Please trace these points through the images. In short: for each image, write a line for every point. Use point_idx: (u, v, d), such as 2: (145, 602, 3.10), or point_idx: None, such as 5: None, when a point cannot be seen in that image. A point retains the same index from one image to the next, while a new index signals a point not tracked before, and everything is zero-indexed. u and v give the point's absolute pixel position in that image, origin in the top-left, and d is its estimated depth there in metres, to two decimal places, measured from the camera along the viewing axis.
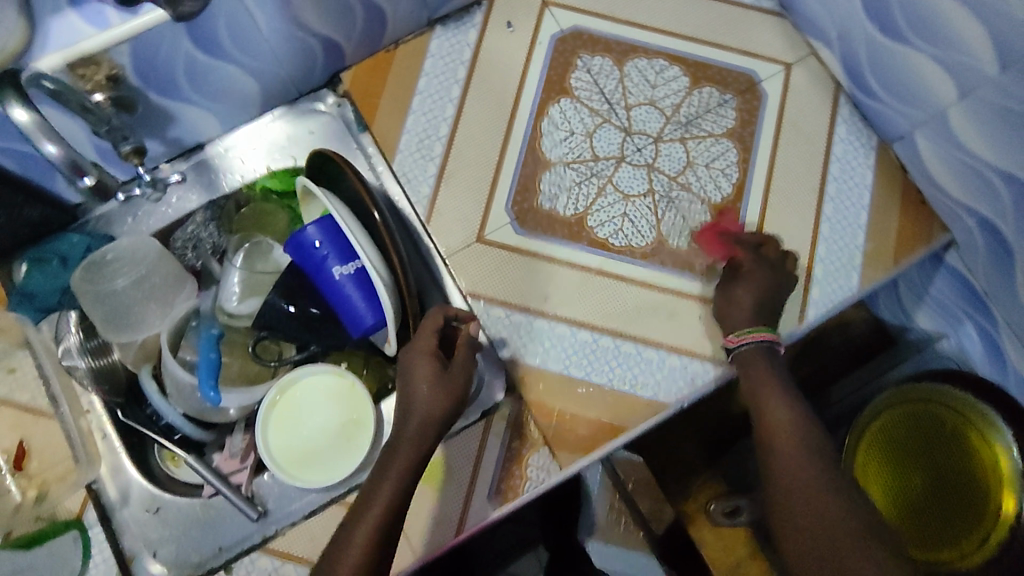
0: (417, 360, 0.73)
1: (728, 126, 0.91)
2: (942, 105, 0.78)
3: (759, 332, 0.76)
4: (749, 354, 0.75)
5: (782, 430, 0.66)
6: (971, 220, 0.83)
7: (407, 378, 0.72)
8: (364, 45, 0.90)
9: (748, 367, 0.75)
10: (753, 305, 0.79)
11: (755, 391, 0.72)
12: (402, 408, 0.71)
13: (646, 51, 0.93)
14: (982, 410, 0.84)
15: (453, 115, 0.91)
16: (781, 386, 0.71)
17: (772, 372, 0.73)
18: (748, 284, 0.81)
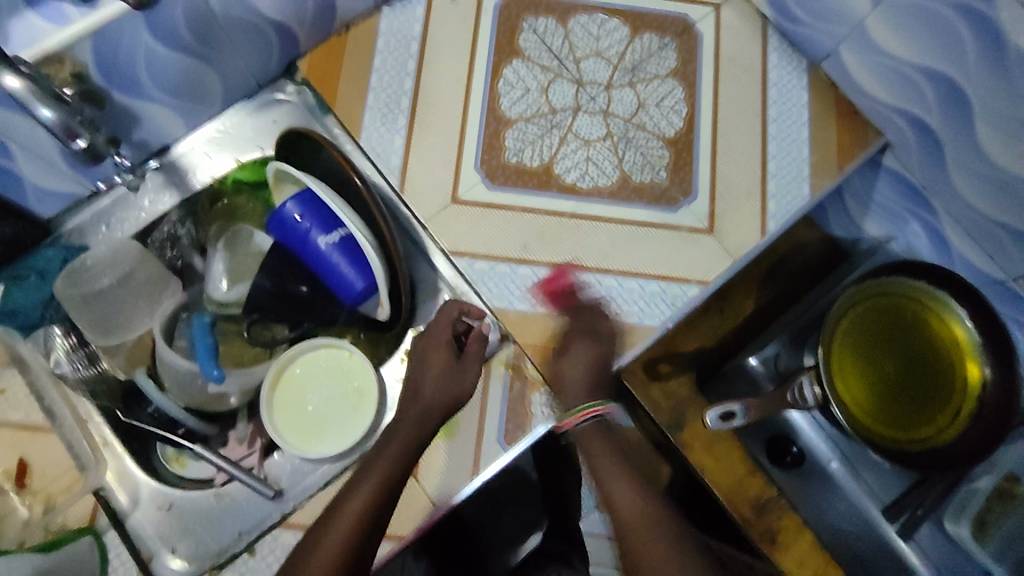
0: (433, 349, 0.81)
1: (672, 67, 0.97)
2: (860, 16, 0.86)
3: (589, 407, 0.82)
4: (584, 430, 0.83)
5: (629, 515, 0.75)
6: (901, 120, 0.91)
7: (419, 366, 0.81)
8: (316, 30, 0.93)
9: (585, 445, 0.83)
10: (585, 381, 0.83)
11: (598, 472, 0.80)
12: (409, 391, 0.80)
13: (586, 8, 0.98)
14: (938, 293, 0.90)
15: (412, 87, 0.94)
16: (622, 468, 0.79)
17: (611, 447, 0.82)
18: (576, 357, 0.83)
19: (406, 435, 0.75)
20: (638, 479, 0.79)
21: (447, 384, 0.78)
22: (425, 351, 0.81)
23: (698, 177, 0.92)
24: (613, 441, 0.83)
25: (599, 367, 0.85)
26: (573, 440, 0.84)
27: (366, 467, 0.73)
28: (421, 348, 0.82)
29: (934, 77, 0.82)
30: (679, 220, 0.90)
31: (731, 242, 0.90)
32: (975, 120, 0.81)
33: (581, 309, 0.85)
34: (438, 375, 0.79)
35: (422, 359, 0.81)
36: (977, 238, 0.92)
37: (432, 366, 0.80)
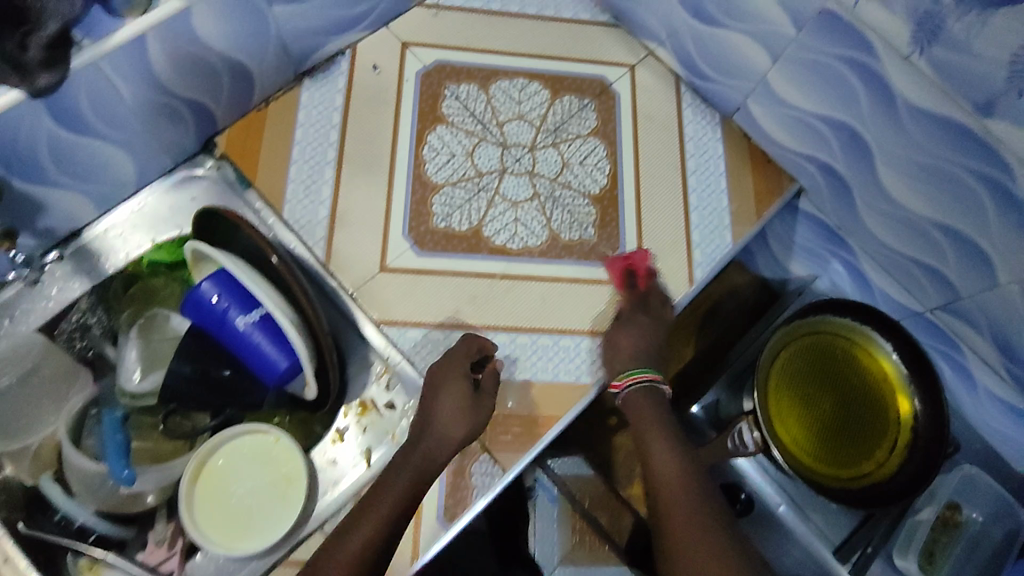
0: (446, 379, 0.75)
1: (592, 127, 1.00)
2: (761, 73, 0.90)
3: (639, 374, 0.74)
4: (634, 394, 0.73)
5: (666, 478, 0.66)
6: (811, 166, 0.95)
7: (432, 395, 0.74)
8: (234, 106, 0.92)
9: (634, 411, 0.73)
10: (636, 350, 0.77)
11: (639, 434, 0.71)
12: (419, 423, 0.73)
13: (506, 73, 1.01)
14: (863, 328, 0.94)
15: (336, 158, 0.94)
16: (665, 430, 0.70)
17: (659, 413, 0.72)
18: (633, 327, 0.79)
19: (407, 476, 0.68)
20: (682, 446, 0.69)
21: (463, 418, 0.72)
22: (442, 378, 0.75)
23: (624, 232, 0.94)
24: (664, 406, 0.73)
25: (653, 340, 0.78)
26: (623, 403, 0.75)
27: (365, 509, 0.66)
28: (433, 374, 0.76)
29: (838, 127, 0.87)
30: (610, 276, 0.92)
31: None
32: (877, 164, 0.85)
33: (642, 290, 0.84)
34: (455, 407, 0.73)
35: (435, 388, 0.75)
36: (892, 273, 0.96)
37: (446, 395, 0.73)
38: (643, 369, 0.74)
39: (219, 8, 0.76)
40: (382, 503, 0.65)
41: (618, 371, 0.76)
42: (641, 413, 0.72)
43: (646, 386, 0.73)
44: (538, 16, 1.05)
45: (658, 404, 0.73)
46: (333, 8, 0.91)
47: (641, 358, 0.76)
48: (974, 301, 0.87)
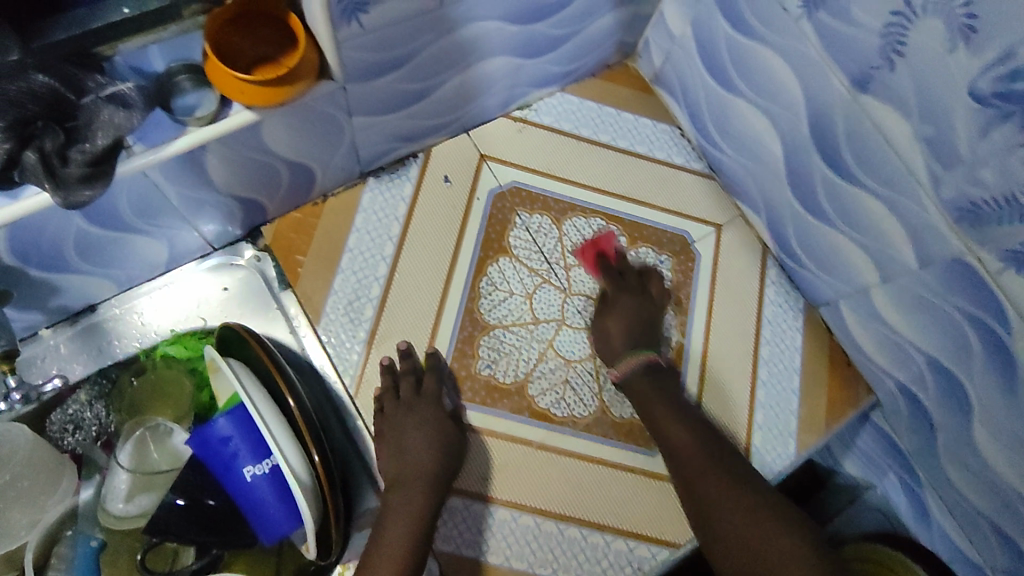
0: (408, 418, 0.77)
1: (665, 288, 0.91)
2: (864, 283, 0.82)
3: (640, 354, 0.82)
4: (632, 377, 0.81)
5: (684, 442, 0.75)
6: (892, 384, 0.87)
7: (416, 434, 0.76)
8: (289, 201, 0.84)
9: (634, 390, 0.81)
10: (625, 334, 0.83)
11: (651, 417, 0.78)
12: (394, 455, 0.75)
13: (583, 210, 0.93)
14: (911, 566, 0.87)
15: (386, 274, 0.85)
16: (669, 408, 0.78)
17: (659, 391, 0.80)
18: (621, 310, 0.85)
19: (416, 498, 0.71)
20: (700, 431, 0.76)
21: (432, 446, 0.75)
22: (417, 415, 0.77)
23: None
24: (660, 377, 0.82)
25: (645, 320, 0.85)
26: (625, 390, 0.82)
27: (378, 537, 0.69)
28: (409, 413, 0.77)
29: (935, 365, 0.79)
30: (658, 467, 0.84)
31: None
32: (974, 418, 0.77)
33: (619, 274, 0.88)
34: (420, 437, 0.76)
35: (412, 425, 0.76)
36: (956, 517, 0.87)
37: (428, 431, 0.76)
38: (636, 352, 0.82)
39: (294, 124, 0.68)
40: (395, 525, 0.69)
41: (611, 359, 0.84)
42: (648, 409, 0.79)
43: (644, 366, 0.82)
44: (628, 150, 0.98)
45: (654, 385, 0.80)
46: (417, 119, 0.83)
47: (630, 336, 0.83)
48: None
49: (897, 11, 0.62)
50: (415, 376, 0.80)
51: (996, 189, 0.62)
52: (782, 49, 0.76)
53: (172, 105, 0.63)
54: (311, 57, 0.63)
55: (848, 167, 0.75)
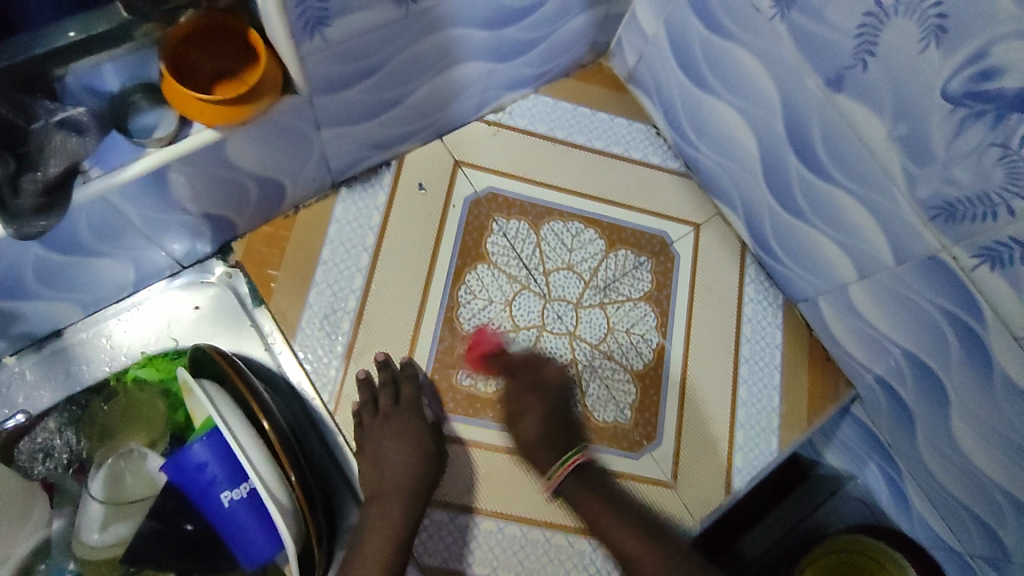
0: (387, 428, 0.77)
1: (645, 290, 0.91)
2: (842, 280, 0.82)
3: (572, 457, 0.78)
4: (569, 484, 0.78)
5: (628, 540, 0.73)
6: (872, 378, 0.88)
7: (394, 444, 0.75)
8: (259, 215, 0.81)
9: (574, 496, 0.77)
10: (553, 437, 0.79)
11: (593, 521, 0.75)
12: (374, 466, 0.75)
13: (561, 214, 0.92)
14: (893, 554, 0.91)
15: (362, 286, 0.83)
16: (602, 505, 0.75)
17: (598, 494, 0.77)
18: (536, 414, 0.80)
19: (393, 510, 0.72)
20: (628, 511, 0.76)
21: (411, 457, 0.75)
22: (395, 426, 0.76)
23: (664, 422, 0.86)
24: (594, 479, 0.79)
25: (561, 403, 0.82)
26: (563, 497, 0.79)
27: (358, 551, 0.70)
28: (387, 424, 0.77)
29: (913, 359, 0.79)
30: (640, 469, 0.84)
31: (693, 501, 0.84)
32: (951, 411, 0.78)
33: (536, 379, 0.82)
34: (399, 448, 0.75)
35: (390, 436, 0.76)
36: (936, 505, 0.89)
37: (407, 441, 0.76)
38: (563, 457, 0.78)
39: (258, 139, 0.66)
40: (372, 539, 0.70)
41: (544, 467, 0.79)
42: (586, 506, 0.76)
43: (574, 471, 0.78)
44: (604, 151, 0.97)
45: (593, 488, 0.77)
46: (387, 127, 0.81)
47: (551, 442, 0.79)
48: None
49: (869, 13, 0.62)
50: (394, 385, 0.79)
51: (970, 188, 0.62)
52: (755, 49, 0.76)
53: (129, 125, 0.61)
54: (275, 70, 0.62)
55: (824, 166, 0.75)
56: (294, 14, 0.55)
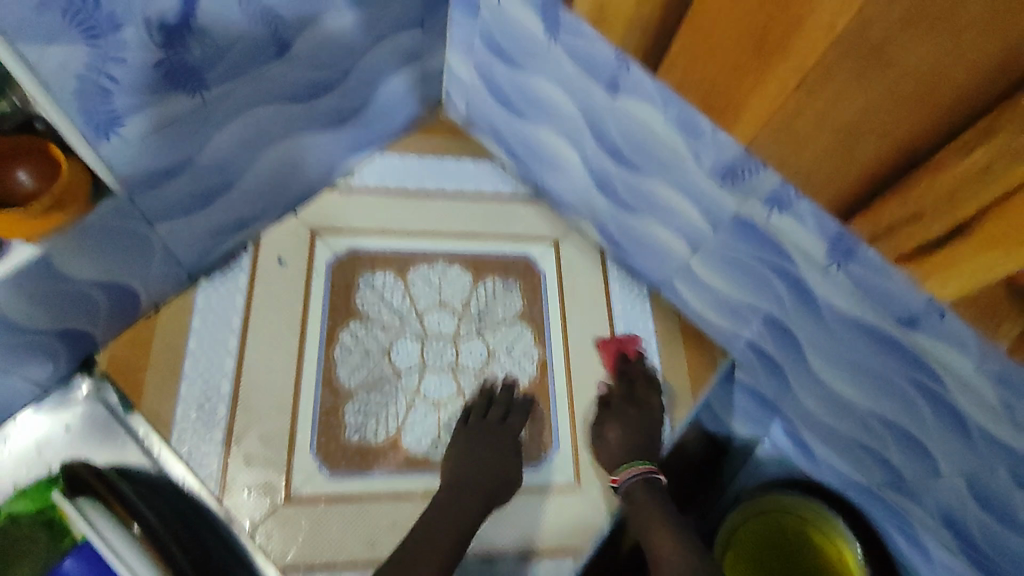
0: (490, 434, 0.84)
1: (518, 309, 0.95)
2: (683, 259, 0.89)
3: (639, 465, 0.81)
4: (634, 486, 0.79)
5: (667, 556, 0.72)
6: (740, 343, 0.93)
7: (476, 453, 0.81)
8: (116, 321, 0.82)
9: (636, 502, 0.79)
10: (629, 438, 0.84)
11: (646, 526, 0.76)
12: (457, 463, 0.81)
13: (424, 257, 0.97)
14: (797, 497, 0.96)
15: (234, 368, 0.84)
16: (668, 519, 0.75)
17: (661, 507, 0.77)
18: (620, 419, 0.86)
19: (471, 505, 0.77)
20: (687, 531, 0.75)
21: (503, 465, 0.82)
22: (495, 440, 0.83)
23: (557, 430, 0.89)
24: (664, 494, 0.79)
25: (647, 430, 0.86)
26: (626, 500, 0.80)
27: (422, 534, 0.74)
28: (491, 435, 0.84)
29: (762, 315, 0.85)
30: (544, 479, 0.86)
31: (599, 499, 0.86)
32: (806, 353, 0.83)
33: (632, 382, 0.90)
34: (492, 458, 0.81)
35: (485, 443, 0.82)
36: (831, 446, 0.93)
37: (496, 449, 0.82)
38: (638, 460, 0.82)
39: (85, 247, 0.69)
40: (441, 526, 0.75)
41: (611, 465, 0.84)
42: (645, 509, 0.77)
43: (645, 481, 0.79)
44: (456, 193, 1.03)
45: (648, 487, 0.79)
46: (231, 212, 0.84)
47: (638, 445, 0.84)
48: (918, 485, 0.83)
49: None
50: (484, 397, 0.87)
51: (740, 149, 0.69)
52: (546, 74, 0.84)
53: None
54: (81, 174, 0.64)
55: (631, 161, 0.83)
56: (82, 121, 0.59)
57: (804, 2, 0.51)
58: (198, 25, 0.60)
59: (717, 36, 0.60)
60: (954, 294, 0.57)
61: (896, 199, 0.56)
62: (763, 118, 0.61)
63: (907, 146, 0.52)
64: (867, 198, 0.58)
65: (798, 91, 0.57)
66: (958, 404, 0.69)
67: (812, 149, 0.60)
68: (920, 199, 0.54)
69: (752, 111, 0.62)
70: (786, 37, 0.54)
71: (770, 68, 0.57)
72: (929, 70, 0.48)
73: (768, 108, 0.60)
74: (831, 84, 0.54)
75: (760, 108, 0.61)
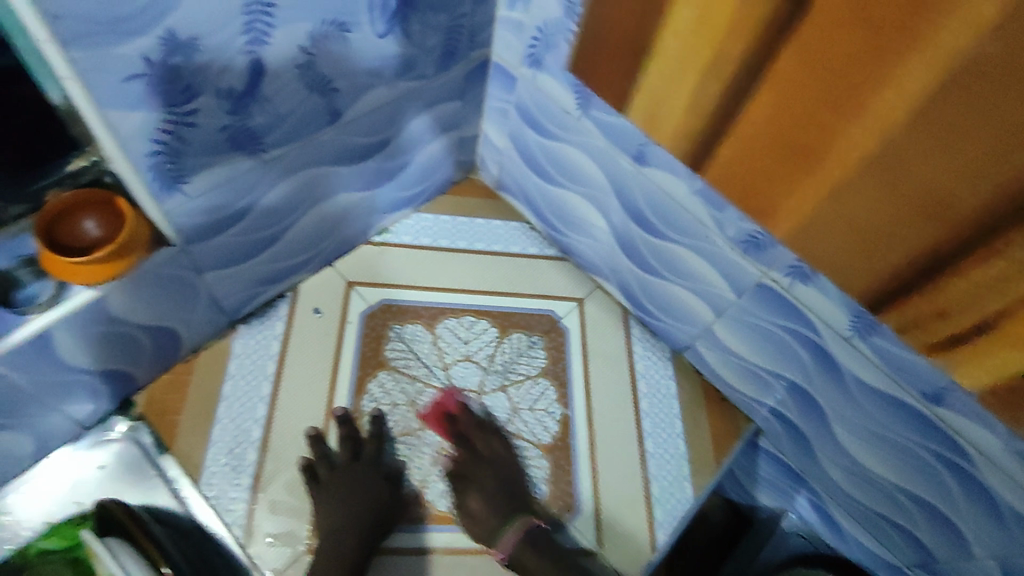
0: (340, 474, 0.82)
1: (542, 366, 0.97)
2: (707, 324, 0.91)
3: (510, 533, 0.81)
4: (514, 551, 0.80)
5: None
6: (765, 410, 0.93)
7: (345, 493, 0.80)
8: (158, 364, 0.85)
9: (509, 555, 0.80)
10: (493, 508, 0.83)
11: (528, 569, 0.79)
12: (323, 498, 0.81)
13: (452, 311, 1.00)
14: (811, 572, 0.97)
15: (266, 413, 0.86)
16: (548, 566, 0.79)
17: (535, 551, 0.80)
18: (479, 498, 0.83)
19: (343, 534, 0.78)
20: (571, 570, 0.79)
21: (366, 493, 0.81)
22: (354, 473, 0.82)
23: (580, 490, 0.89)
24: (541, 540, 0.82)
25: (506, 486, 0.85)
26: (502, 553, 0.81)
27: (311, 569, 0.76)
28: (349, 469, 0.83)
29: (787, 383, 0.86)
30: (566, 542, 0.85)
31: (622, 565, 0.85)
32: (832, 423, 0.83)
33: (481, 457, 0.87)
34: (354, 492, 0.81)
35: (356, 486, 0.81)
36: (859, 522, 0.91)
37: (365, 487, 0.82)
38: (513, 522, 0.82)
39: (138, 293, 0.73)
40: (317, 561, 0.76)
41: (486, 537, 0.82)
42: (523, 558, 0.80)
43: (527, 539, 0.81)
44: (485, 250, 1.07)
45: (530, 543, 0.81)
46: (273, 263, 0.89)
47: (499, 514, 0.83)
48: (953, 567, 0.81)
49: None
50: (351, 441, 0.85)
51: None
52: (577, 143, 0.89)
53: (15, 298, 0.67)
54: (143, 228, 0.68)
55: (656, 228, 0.86)
56: (149, 176, 0.63)
57: (832, 122, 0.55)
58: (264, 94, 0.66)
59: (747, 145, 0.64)
60: (981, 383, 0.60)
61: (923, 298, 0.59)
62: (791, 219, 0.65)
63: (929, 255, 0.56)
64: (895, 294, 0.61)
65: (828, 197, 0.60)
66: (989, 483, 0.68)
67: (840, 249, 0.63)
68: (941, 296, 0.57)
69: (781, 213, 0.66)
70: (813, 151, 0.58)
71: (801, 175, 0.61)
72: (947, 190, 0.52)
73: (798, 209, 0.64)
74: (860, 193, 0.58)
75: (790, 209, 0.65)
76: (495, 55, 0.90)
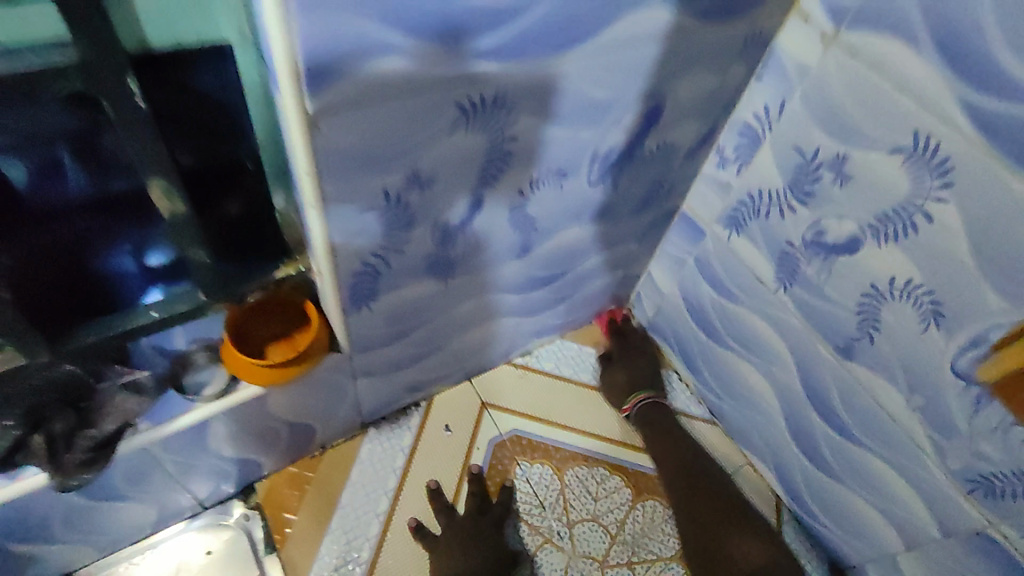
0: (470, 514, 0.82)
1: (676, 546, 0.86)
2: (889, 549, 0.77)
3: (640, 395, 0.94)
4: (640, 410, 0.93)
5: (680, 478, 0.87)
6: None
7: (465, 551, 0.78)
8: (287, 455, 0.83)
9: (644, 428, 0.93)
10: (626, 376, 0.96)
11: (654, 456, 0.90)
12: (451, 532, 0.80)
13: (585, 459, 0.91)
14: None
15: (378, 534, 0.82)
16: (671, 445, 0.90)
17: (661, 423, 0.92)
18: (624, 372, 0.97)
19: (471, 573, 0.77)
20: (689, 455, 0.90)
21: (493, 541, 0.81)
22: (484, 520, 0.82)
23: None
24: (665, 415, 0.93)
25: (651, 369, 0.99)
26: (635, 423, 0.94)
27: None
28: (478, 518, 0.82)
29: None
30: None
31: None
32: None
33: (627, 343, 1.00)
34: (483, 538, 0.80)
35: (485, 539, 0.80)
36: None
37: (495, 536, 0.82)
38: (634, 395, 0.94)
39: (297, 395, 0.72)
40: None
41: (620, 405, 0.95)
42: (661, 454, 0.90)
43: (647, 407, 0.93)
44: None
45: (667, 422, 0.93)
46: (421, 374, 0.86)
47: (641, 384, 0.96)
48: None
49: (866, 292, 0.67)
50: (479, 498, 0.84)
51: (1003, 466, 0.60)
52: (762, 314, 0.81)
53: (184, 383, 0.66)
54: (324, 338, 0.67)
55: (846, 427, 0.76)
56: (348, 295, 0.62)
57: None
58: (472, 229, 0.65)
59: None
60: None
61: None
62: None
63: None
64: None
65: None
66: None
67: None
68: None
69: None
70: None
71: None
72: None
73: None
74: None
75: None
76: (688, 206, 0.86)
